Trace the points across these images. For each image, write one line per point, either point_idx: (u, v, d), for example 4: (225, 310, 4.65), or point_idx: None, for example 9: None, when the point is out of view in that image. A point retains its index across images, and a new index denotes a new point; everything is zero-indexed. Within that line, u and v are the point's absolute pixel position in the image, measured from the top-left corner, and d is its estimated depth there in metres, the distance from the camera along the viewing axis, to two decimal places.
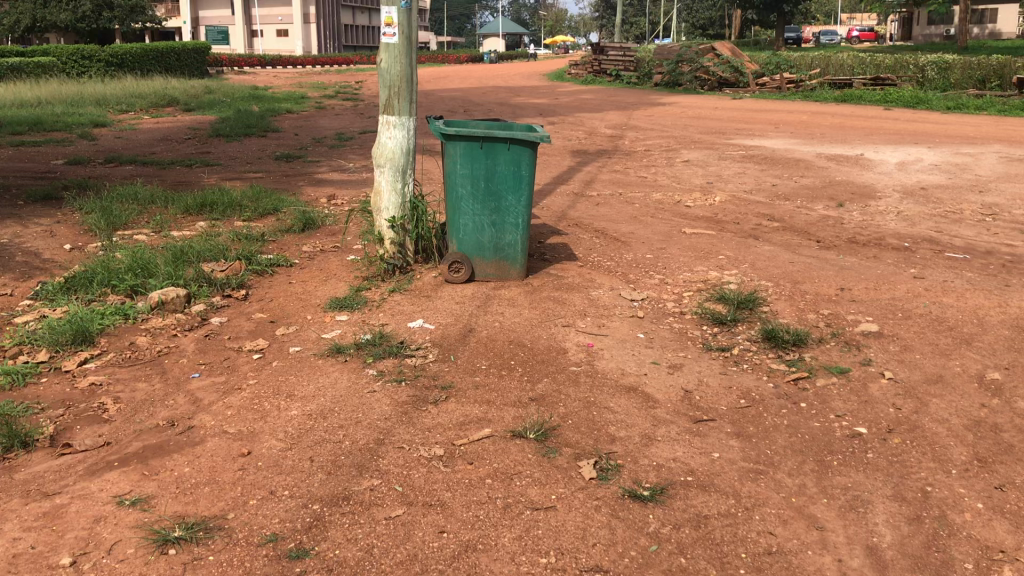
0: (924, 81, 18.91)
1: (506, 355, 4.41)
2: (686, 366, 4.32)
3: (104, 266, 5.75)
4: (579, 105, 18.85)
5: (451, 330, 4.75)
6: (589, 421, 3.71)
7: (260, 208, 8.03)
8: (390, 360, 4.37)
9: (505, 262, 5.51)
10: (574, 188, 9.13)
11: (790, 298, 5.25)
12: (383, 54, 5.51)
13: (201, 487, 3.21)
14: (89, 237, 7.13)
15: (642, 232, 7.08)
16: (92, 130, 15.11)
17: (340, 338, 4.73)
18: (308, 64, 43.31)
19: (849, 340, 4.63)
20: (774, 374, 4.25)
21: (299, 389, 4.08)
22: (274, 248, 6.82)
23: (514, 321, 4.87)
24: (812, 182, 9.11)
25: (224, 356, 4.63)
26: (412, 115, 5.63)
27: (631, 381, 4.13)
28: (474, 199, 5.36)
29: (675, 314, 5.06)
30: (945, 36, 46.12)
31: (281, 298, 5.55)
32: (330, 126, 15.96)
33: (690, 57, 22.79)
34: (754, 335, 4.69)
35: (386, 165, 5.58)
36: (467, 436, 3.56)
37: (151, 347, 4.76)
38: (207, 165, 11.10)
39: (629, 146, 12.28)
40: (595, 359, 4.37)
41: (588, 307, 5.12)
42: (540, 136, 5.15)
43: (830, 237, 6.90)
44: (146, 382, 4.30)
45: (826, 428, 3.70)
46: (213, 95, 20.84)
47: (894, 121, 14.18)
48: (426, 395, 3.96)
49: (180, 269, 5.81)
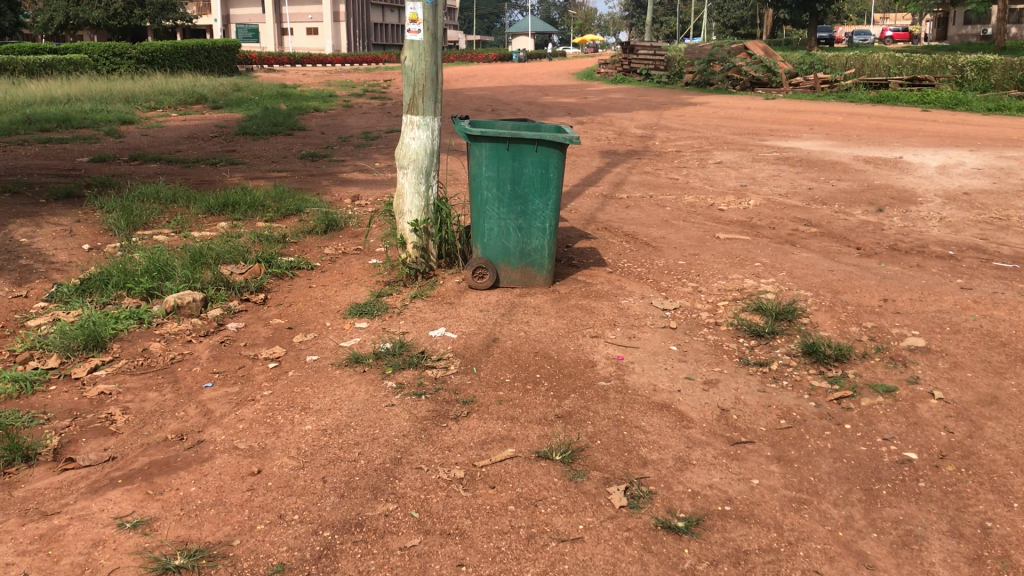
0: (963, 82, 18.52)
1: (532, 368, 4.20)
2: (722, 383, 4.10)
3: (121, 267, 5.60)
4: (609, 105, 18.61)
5: (474, 339, 4.55)
6: (620, 442, 3.50)
7: (282, 208, 7.87)
8: (410, 372, 4.17)
9: (531, 268, 5.30)
10: (604, 190, 8.91)
11: (831, 310, 5.00)
12: (407, 52, 5.32)
13: (207, 509, 3.03)
14: (108, 237, 7.01)
15: (674, 237, 6.85)
16: (119, 127, 15.10)
17: (359, 346, 4.54)
18: (338, 63, 43.32)
19: (894, 355, 4.37)
20: (816, 393, 4.01)
21: (315, 401, 3.90)
22: (295, 249, 6.66)
23: (541, 331, 4.66)
24: (850, 185, 8.82)
25: (238, 364, 4.45)
26: (436, 115, 5.43)
27: (663, 398, 3.91)
28: (500, 202, 5.15)
29: (710, 325, 4.83)
30: (983, 36, 45.28)
31: (300, 303, 5.37)
32: (357, 124, 15.86)
33: (722, 57, 22.44)
34: (794, 349, 4.45)
35: (409, 166, 5.38)
36: (489, 457, 3.36)
37: (164, 353, 4.60)
38: (232, 163, 11.00)
39: (660, 147, 12.01)
40: (626, 374, 4.15)
41: (618, 316, 4.90)
42: (570, 137, 4.94)
43: (870, 243, 6.63)
44: (156, 391, 4.13)
45: (873, 452, 3.47)
46: (242, 93, 20.81)
47: (934, 123, 13.84)
48: (447, 410, 3.76)
49: (198, 271, 5.65)
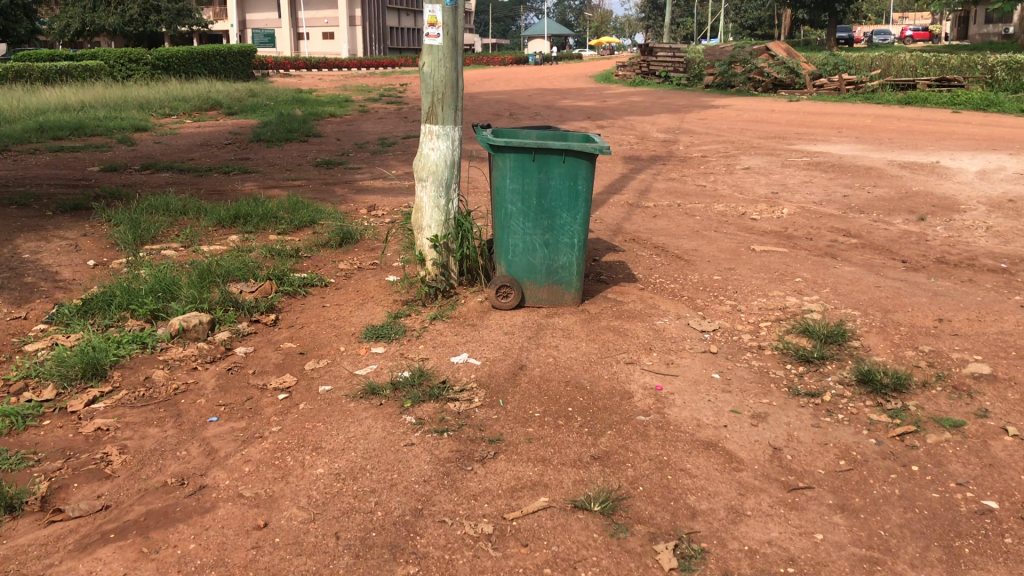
0: (993, 82, 18.09)
1: (563, 401, 3.86)
2: (772, 417, 3.75)
3: (124, 286, 5.31)
4: (629, 108, 18.26)
5: (500, 366, 4.22)
6: (663, 488, 3.17)
7: (296, 220, 7.57)
8: (430, 405, 3.84)
9: (558, 286, 4.96)
10: (629, 198, 8.58)
11: (883, 331, 4.64)
12: (426, 57, 5.00)
13: (207, 571, 2.71)
14: (114, 252, 6.74)
15: (707, 249, 6.50)
16: (132, 135, 14.86)
17: (375, 374, 4.21)
18: (353, 67, 43.10)
19: (958, 384, 4.00)
20: (875, 428, 3.66)
21: (328, 439, 3.58)
22: (308, 264, 6.36)
23: (571, 356, 4.32)
24: (886, 192, 8.45)
25: (246, 395, 4.14)
26: (457, 124, 5.11)
27: (708, 436, 3.57)
28: (526, 217, 4.82)
29: (754, 349, 4.48)
30: (1004, 35, 44.68)
31: (313, 325, 5.05)
32: (373, 130, 15.58)
33: (743, 58, 22.02)
34: (847, 377, 4.09)
35: (428, 178, 5.07)
36: (519, 508, 3.03)
37: (167, 382, 4.29)
38: (246, 172, 10.72)
39: (685, 152, 11.65)
40: (665, 407, 3.80)
41: (653, 339, 4.55)
42: (600, 147, 4.61)
43: (915, 256, 6.26)
44: (156, 428, 3.82)
45: (947, 500, 3.11)
46: (257, 99, 20.59)
47: (965, 125, 13.45)
48: (472, 451, 3.42)
49: (205, 291, 5.35)
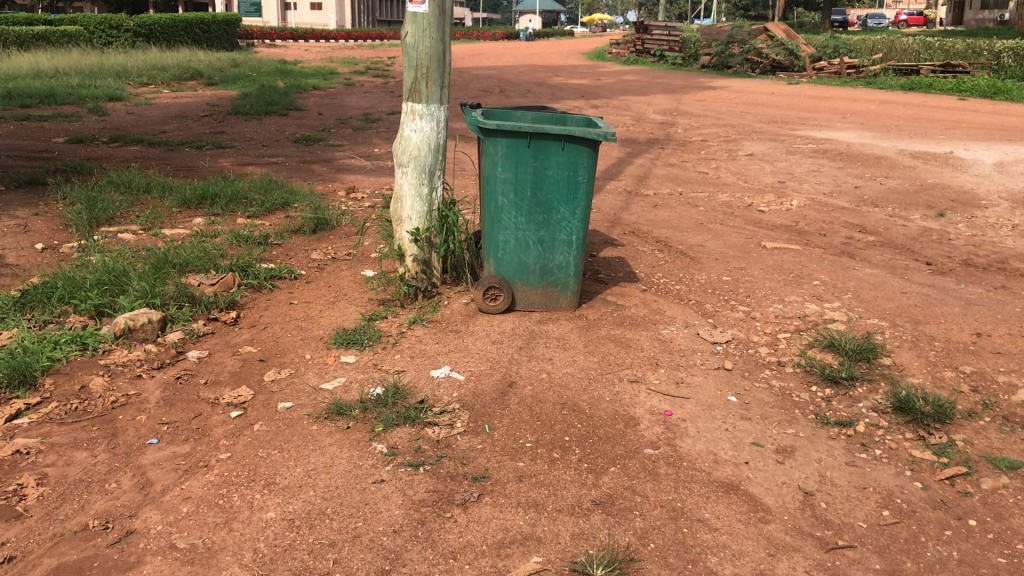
0: (999, 69, 17.56)
1: (559, 428, 3.34)
2: (800, 452, 3.25)
3: (67, 277, 4.73)
4: (624, 88, 17.67)
5: (487, 383, 3.70)
6: (678, 546, 2.66)
7: (268, 202, 7.01)
8: (405, 430, 3.32)
9: (553, 288, 4.43)
10: (627, 185, 8.05)
11: (916, 348, 4.14)
12: (409, 26, 4.41)
13: None
14: (66, 234, 6.18)
15: (713, 245, 5.98)
16: (104, 104, 14.18)
17: (343, 389, 3.68)
18: (341, 39, 42.16)
19: (1008, 415, 3.50)
20: (920, 468, 3.16)
21: (284, 472, 3.05)
22: (278, 252, 5.82)
23: (567, 372, 3.80)
24: (900, 184, 7.96)
25: (193, 411, 3.60)
26: (442, 103, 4.55)
27: (728, 476, 3.07)
28: (519, 210, 4.28)
29: (774, 366, 3.98)
30: (999, 21, 44.18)
31: (277, 325, 4.51)
32: (358, 104, 14.97)
33: (742, 39, 21.35)
34: (881, 403, 3.60)
35: (409, 164, 4.54)
36: (508, 571, 2.52)
37: (104, 394, 3.74)
38: (220, 147, 10.12)
39: (684, 135, 11.12)
40: (677, 438, 3.29)
41: (660, 352, 4.04)
42: (604, 133, 4.08)
43: (940, 257, 5.77)
44: (86, 450, 3.27)
45: (1017, 568, 2.61)
46: (240, 69, 19.88)
47: (973, 113, 12.95)
48: (451, 493, 2.90)
49: (159, 284, 4.79)
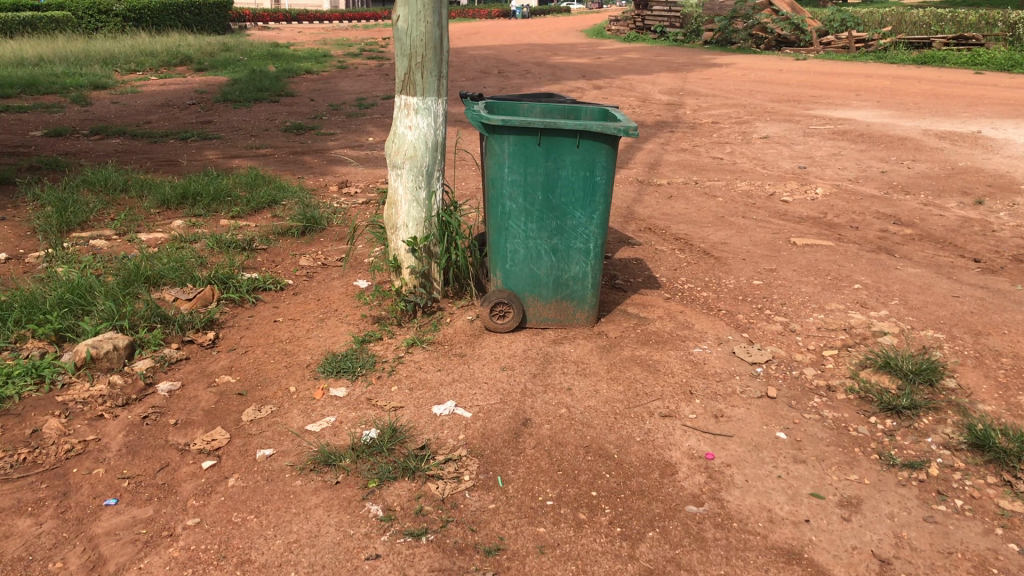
0: (1014, 40, 16.97)
1: (584, 480, 2.86)
2: (868, 506, 2.77)
3: (25, 296, 4.21)
4: (626, 66, 17.10)
5: (497, 420, 3.21)
6: None
7: (254, 200, 6.51)
8: (404, 485, 2.83)
9: (568, 302, 3.95)
10: (638, 174, 7.53)
11: (983, 366, 3.64)
12: (400, 9, 3.89)
13: None
14: (33, 241, 5.66)
15: (738, 241, 5.49)
16: (87, 93, 13.59)
17: (331, 432, 3.19)
18: (335, 20, 41.39)
19: None
20: (1014, 524, 2.67)
21: (263, 545, 2.57)
22: (263, 258, 5.33)
23: (589, 407, 3.30)
24: (930, 168, 7.44)
25: (159, 461, 3.11)
26: (440, 96, 4.05)
27: (787, 540, 2.59)
28: (529, 216, 3.78)
29: (825, 392, 3.49)
30: None
31: (259, 348, 4.02)
32: (352, 89, 14.41)
33: (746, 13, 20.68)
34: (956, 439, 3.10)
35: (404, 165, 4.04)
36: None
37: (58, 439, 3.24)
38: (206, 137, 9.59)
39: (693, 117, 10.58)
40: (723, 491, 2.81)
41: (693, 377, 3.55)
42: (625, 128, 3.57)
43: (987, 252, 5.27)
44: (30, 517, 2.78)
45: None
46: (231, 53, 19.26)
47: (993, 87, 12.41)
48: (461, 573, 2.42)
49: (128, 302, 4.28)
